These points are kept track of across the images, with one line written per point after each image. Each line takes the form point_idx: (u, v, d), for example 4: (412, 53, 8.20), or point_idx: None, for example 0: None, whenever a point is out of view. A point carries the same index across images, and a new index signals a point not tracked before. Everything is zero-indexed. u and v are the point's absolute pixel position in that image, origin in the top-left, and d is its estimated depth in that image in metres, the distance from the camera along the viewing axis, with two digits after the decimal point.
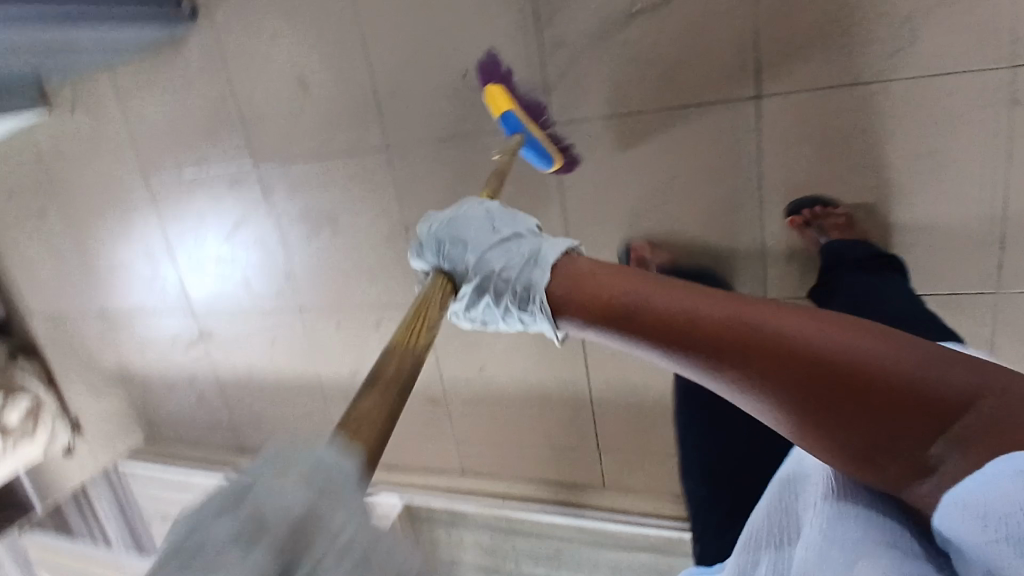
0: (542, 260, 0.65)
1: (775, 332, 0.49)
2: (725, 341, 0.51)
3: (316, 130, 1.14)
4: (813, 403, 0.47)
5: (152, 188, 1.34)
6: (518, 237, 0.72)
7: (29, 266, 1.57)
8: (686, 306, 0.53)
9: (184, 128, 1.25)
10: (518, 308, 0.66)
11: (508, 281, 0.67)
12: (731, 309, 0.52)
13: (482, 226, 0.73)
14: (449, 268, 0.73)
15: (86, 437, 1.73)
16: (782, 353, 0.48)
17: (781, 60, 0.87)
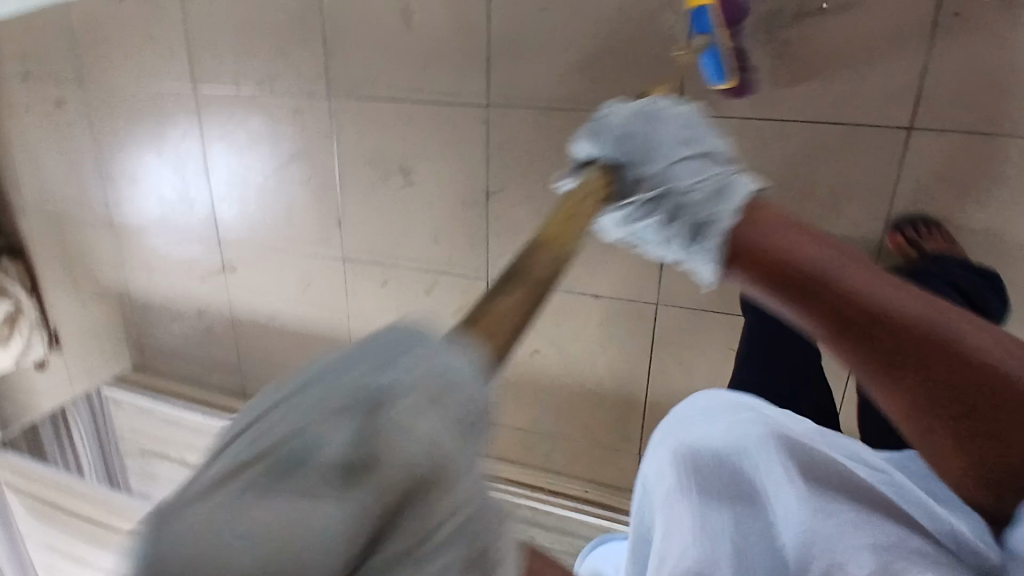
0: (737, 191, 0.58)
1: (923, 329, 0.47)
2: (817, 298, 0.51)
3: (409, 70, 1.04)
4: (931, 393, 0.47)
5: (200, 99, 1.21)
6: (708, 156, 0.62)
7: (34, 159, 1.42)
8: (774, 249, 0.54)
9: (253, 40, 1.12)
10: (689, 240, 0.60)
11: (689, 203, 0.60)
12: (823, 264, 0.51)
13: (671, 127, 0.63)
14: (623, 164, 0.63)
15: (64, 352, 1.59)
16: (898, 335, 0.48)
17: (946, 94, 0.82)
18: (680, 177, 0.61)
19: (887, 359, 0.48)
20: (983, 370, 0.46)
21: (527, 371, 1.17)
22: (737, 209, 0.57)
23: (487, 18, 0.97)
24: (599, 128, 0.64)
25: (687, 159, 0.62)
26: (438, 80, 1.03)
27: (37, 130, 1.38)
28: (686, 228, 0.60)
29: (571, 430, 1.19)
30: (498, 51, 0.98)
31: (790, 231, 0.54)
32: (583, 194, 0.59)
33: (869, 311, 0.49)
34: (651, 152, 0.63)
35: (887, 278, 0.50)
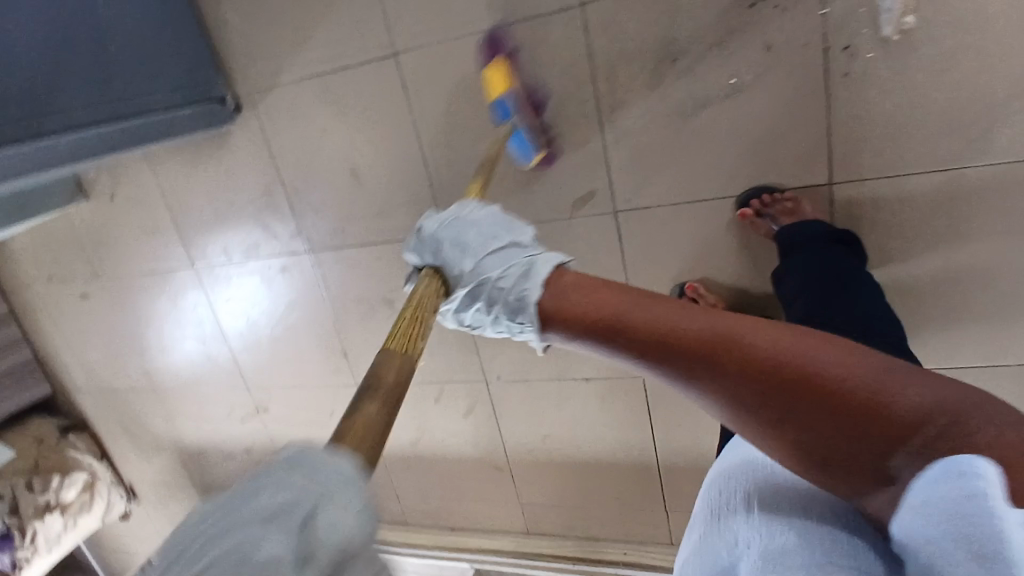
0: (535, 274, 0.66)
1: (752, 352, 0.48)
2: (670, 344, 0.52)
3: (369, 216, 1.13)
4: (775, 402, 0.47)
5: (199, 272, 1.33)
6: (514, 245, 0.74)
7: (76, 345, 1.57)
8: (623, 303, 0.56)
9: (230, 216, 1.23)
10: (507, 317, 0.68)
11: (502, 291, 0.69)
12: (648, 310, 0.55)
13: (479, 232, 0.76)
14: (439, 264, 0.77)
15: (142, 502, 1.75)
16: (712, 342, 0.50)
17: (855, 148, 0.86)
18: (490, 271, 0.71)
19: (711, 373, 0.50)
20: (799, 363, 0.46)
21: (544, 454, 1.23)
22: (539, 285, 0.65)
23: (424, 160, 1.05)
24: (420, 241, 0.79)
25: (499, 253, 0.73)
26: (396, 220, 1.12)
27: (73, 321, 1.54)
28: (503, 306, 0.68)
29: (598, 498, 1.24)
30: (442, 187, 1.06)
31: (626, 291, 0.58)
32: (421, 297, 0.73)
33: (702, 347, 0.50)
34: (460, 253, 0.75)
35: (702, 313, 0.53)
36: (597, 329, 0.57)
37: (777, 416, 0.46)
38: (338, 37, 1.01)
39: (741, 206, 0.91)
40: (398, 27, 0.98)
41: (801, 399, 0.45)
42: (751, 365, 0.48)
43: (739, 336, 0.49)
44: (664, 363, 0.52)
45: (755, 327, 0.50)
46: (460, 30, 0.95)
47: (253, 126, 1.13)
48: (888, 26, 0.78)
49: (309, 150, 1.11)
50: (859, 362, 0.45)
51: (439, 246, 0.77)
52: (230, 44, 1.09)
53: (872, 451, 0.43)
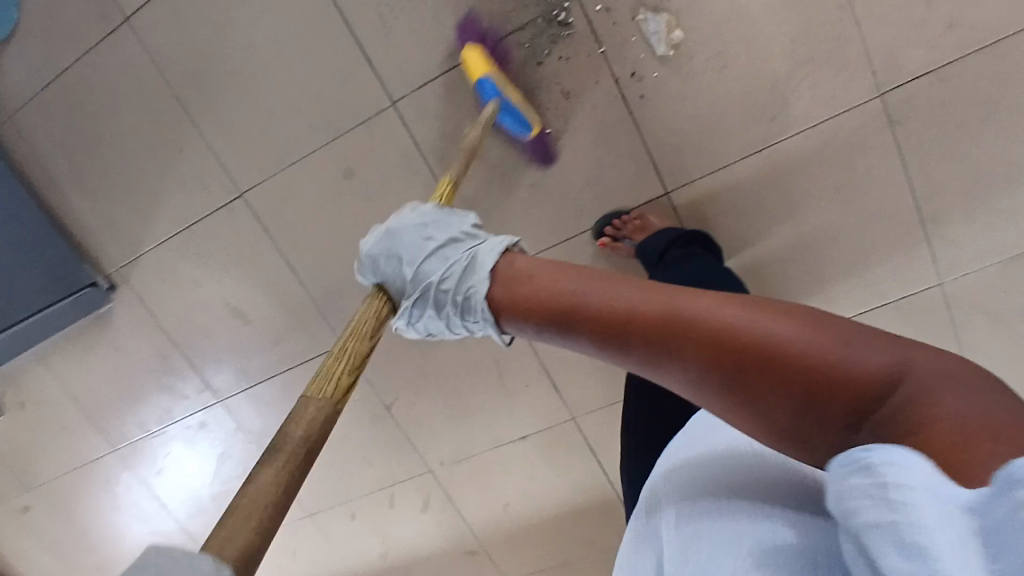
0: (480, 265, 0.58)
1: (718, 326, 0.44)
2: (636, 327, 0.47)
3: (268, 348, 1.14)
4: (745, 380, 0.44)
5: (123, 453, 1.30)
6: (456, 241, 0.66)
7: (27, 564, 1.51)
8: (579, 292, 0.50)
9: (137, 390, 1.22)
10: (460, 317, 0.60)
11: (448, 292, 0.61)
12: (610, 291, 0.49)
13: (413, 235, 0.68)
14: (381, 280, 0.69)
15: None
16: (670, 325, 0.46)
17: (677, 155, 0.91)
18: (430, 272, 0.64)
19: (682, 356, 0.46)
20: (769, 336, 0.43)
21: (511, 522, 1.22)
22: (484, 279, 0.57)
23: (301, 282, 1.07)
24: (363, 263, 0.70)
25: (439, 249, 0.64)
26: (293, 345, 1.12)
27: (13, 541, 1.48)
28: (451, 308, 0.61)
29: (577, 549, 1.23)
30: (324, 301, 1.08)
31: (581, 274, 0.52)
32: (359, 330, 0.65)
33: (668, 326, 0.46)
34: (399, 263, 0.67)
35: (646, 287, 0.49)
36: (562, 321, 0.50)
37: (748, 395, 0.44)
38: (183, 194, 1.04)
39: (598, 236, 0.95)
40: (235, 169, 1.01)
41: (757, 374, 0.43)
42: (716, 346, 0.44)
43: (705, 311, 0.45)
44: (629, 350, 0.48)
45: (709, 301, 0.46)
46: (290, 157, 0.99)
47: (132, 299, 1.13)
48: (660, 46, 0.86)
49: (191, 304, 1.12)
50: (816, 329, 0.42)
51: (377, 265, 0.68)
52: (83, 230, 1.10)
53: (833, 420, 0.42)
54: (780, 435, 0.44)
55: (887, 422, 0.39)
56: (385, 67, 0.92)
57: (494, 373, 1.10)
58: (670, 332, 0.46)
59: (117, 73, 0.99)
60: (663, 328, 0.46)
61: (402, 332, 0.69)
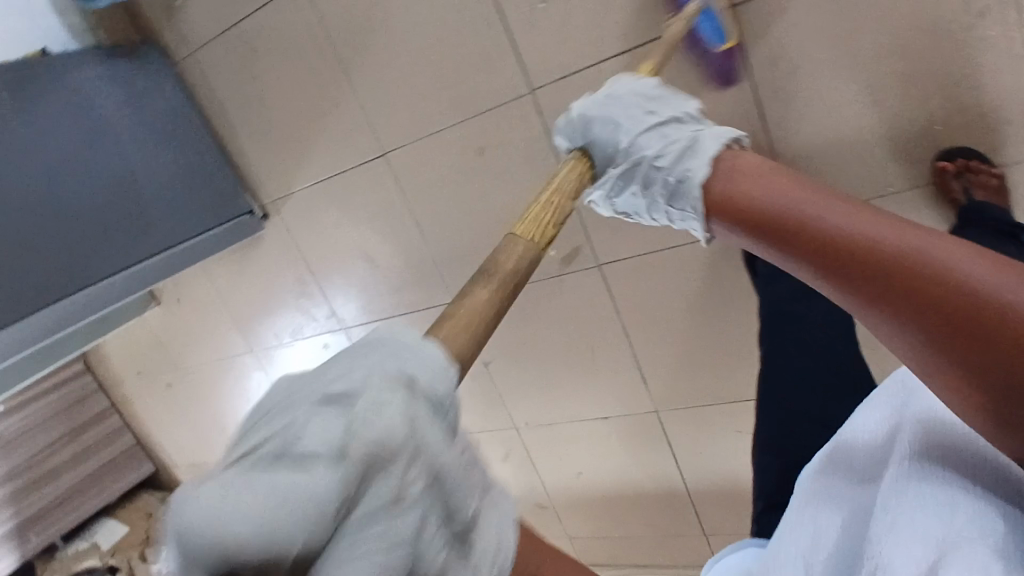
0: (702, 150, 0.62)
1: (887, 254, 0.47)
2: (810, 242, 0.51)
3: (388, 291, 1.26)
4: (897, 301, 0.46)
5: (257, 356, 1.50)
6: (676, 121, 0.67)
7: (168, 428, 1.79)
8: (750, 191, 0.57)
9: (276, 305, 1.40)
10: (667, 203, 0.65)
11: (660, 172, 0.65)
12: (805, 199, 0.53)
13: (632, 106, 0.68)
14: (586, 145, 0.70)
15: None
16: (830, 240, 0.50)
17: (804, 182, 0.90)
18: (648, 147, 0.65)
19: (847, 271, 0.49)
20: (946, 274, 0.45)
21: (580, 489, 1.30)
22: (704, 163, 0.61)
23: (423, 241, 1.17)
24: (568, 123, 0.71)
25: (658, 129, 0.66)
26: (410, 294, 1.23)
27: (160, 407, 1.75)
28: (661, 191, 0.65)
29: (638, 527, 1.29)
30: (442, 260, 1.17)
31: (751, 167, 0.59)
32: (566, 182, 0.67)
33: (798, 223, 0.52)
34: (614, 130, 0.68)
35: (838, 202, 0.52)
36: (727, 212, 0.58)
37: (891, 312, 0.47)
38: (334, 145, 1.15)
39: (943, 158, 0.82)
40: (381, 130, 1.10)
41: (894, 294, 0.46)
42: (878, 264, 0.47)
43: (879, 236, 0.48)
44: (803, 262, 0.52)
45: (889, 226, 0.48)
46: (432, 126, 1.06)
47: (280, 228, 1.28)
48: None
49: (329, 241, 1.25)
50: (909, 237, 0.47)
51: (586, 125, 0.69)
52: (246, 164, 1.25)
53: (976, 372, 0.44)
54: (921, 353, 0.46)
55: None
56: (529, 55, 0.95)
57: (588, 356, 1.15)
58: (831, 245, 0.50)
59: (288, 28, 1.09)
60: (815, 242, 0.51)
61: (592, 203, 0.74)
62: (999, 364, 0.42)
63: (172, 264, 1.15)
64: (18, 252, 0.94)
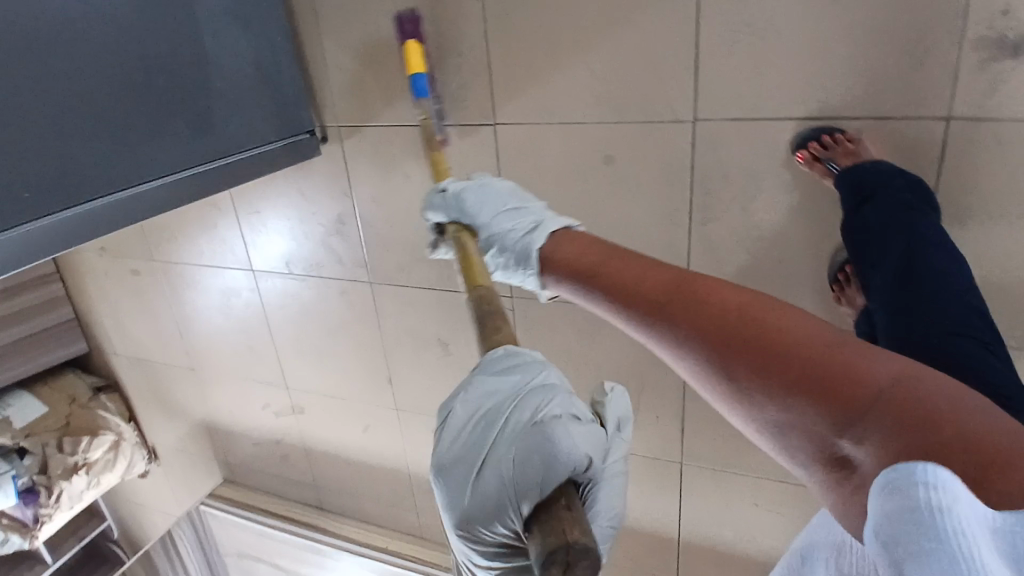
0: (545, 228, 0.74)
1: (759, 332, 0.51)
2: (711, 328, 0.53)
3: (438, 264, 1.14)
4: (765, 374, 0.49)
5: (256, 277, 1.35)
6: (525, 208, 0.80)
7: (117, 315, 1.60)
8: (644, 276, 0.61)
9: (299, 233, 1.25)
10: (518, 266, 0.75)
11: (513, 245, 0.75)
12: (683, 285, 0.58)
13: (484, 195, 0.81)
14: (462, 220, 0.81)
15: (162, 464, 1.82)
16: (708, 315, 0.54)
17: None
18: (501, 224, 0.77)
19: (737, 359, 0.51)
20: (831, 358, 0.47)
21: None
22: (546, 239, 0.74)
23: None
24: (441, 198, 0.82)
25: (510, 210, 0.79)
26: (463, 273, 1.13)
27: (115, 292, 1.56)
28: (512, 258, 0.75)
29: (614, 554, 1.29)
30: None
31: (639, 260, 0.64)
32: (461, 244, 0.77)
33: (684, 304, 0.56)
34: (477, 208, 0.80)
35: (708, 285, 0.57)
36: (620, 291, 0.61)
37: (773, 394, 0.48)
38: (440, 95, 1.01)
39: None
40: (502, 99, 0.98)
41: (752, 367, 0.50)
42: (751, 338, 0.51)
43: (757, 313, 0.52)
44: (677, 335, 0.55)
45: (770, 308, 0.52)
46: (563, 116, 0.95)
47: (337, 159, 1.13)
48: None
49: (390, 191, 1.12)
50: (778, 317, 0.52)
51: (460, 202, 0.81)
52: (321, 77, 1.08)
53: (846, 442, 0.45)
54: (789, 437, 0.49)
55: (889, 441, 0.42)
56: (706, 83, 0.86)
57: (633, 392, 1.11)
58: (710, 320, 0.54)
59: None
60: (692, 315, 0.55)
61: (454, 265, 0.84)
62: (860, 430, 0.44)
63: (231, 177, 0.97)
64: (60, 140, 0.75)
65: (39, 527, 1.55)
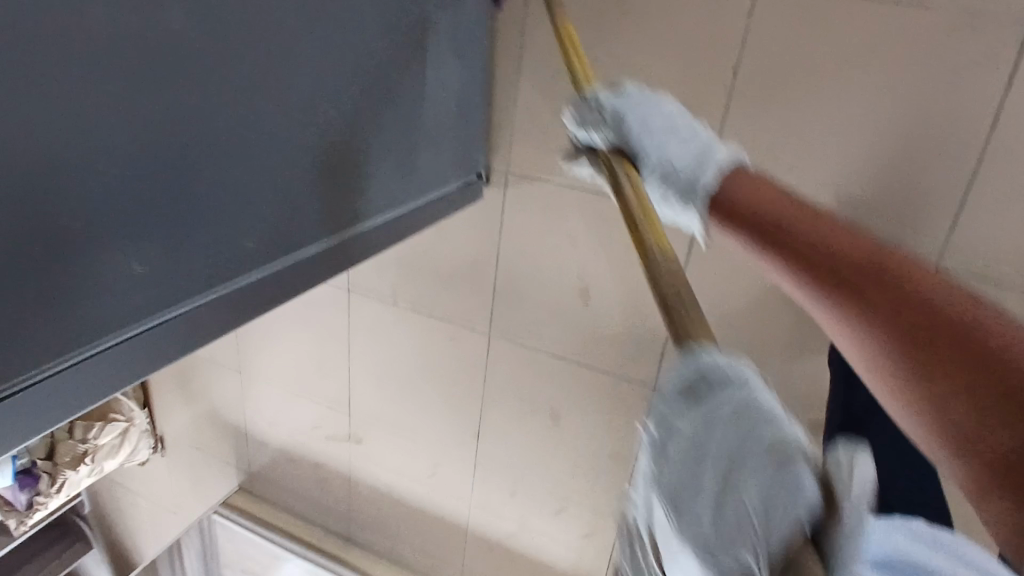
0: (712, 163, 0.68)
1: (928, 311, 0.51)
2: (869, 284, 0.55)
3: (580, 338, 1.05)
4: (916, 340, 0.50)
5: (350, 300, 1.22)
6: (698, 136, 0.70)
7: None
8: (811, 224, 0.62)
9: (418, 268, 1.13)
10: (678, 201, 0.69)
11: (682, 175, 0.68)
12: (857, 241, 0.59)
13: (666, 119, 0.70)
14: (619, 141, 0.69)
15: (166, 455, 1.66)
16: (870, 270, 0.56)
17: None
18: (672, 150, 0.68)
19: (897, 326, 0.52)
20: (982, 343, 0.48)
21: None
22: (718, 175, 0.68)
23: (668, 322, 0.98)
24: (587, 105, 0.70)
25: (682, 132, 0.70)
26: (606, 353, 1.04)
27: None
28: (675, 191, 0.69)
29: None
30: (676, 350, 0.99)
31: (806, 208, 0.64)
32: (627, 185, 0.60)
33: (850, 255, 0.58)
34: (645, 131, 0.68)
35: (878, 246, 0.58)
36: (775, 228, 0.63)
37: (920, 371, 0.49)
38: None
39: None
40: None
41: (912, 335, 0.51)
42: (925, 321, 0.51)
43: (930, 289, 0.52)
44: (835, 284, 0.57)
45: (945, 290, 0.52)
46: None
47: (495, 205, 1.02)
48: None
49: (547, 252, 1.01)
50: (948, 296, 0.52)
51: (623, 127, 0.68)
52: (504, 117, 0.97)
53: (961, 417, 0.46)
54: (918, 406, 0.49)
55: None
56: None
57: None
58: (871, 275, 0.55)
59: None
60: (858, 263, 0.57)
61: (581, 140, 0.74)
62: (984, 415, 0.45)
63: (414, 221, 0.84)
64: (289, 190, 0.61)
65: (31, 514, 1.39)
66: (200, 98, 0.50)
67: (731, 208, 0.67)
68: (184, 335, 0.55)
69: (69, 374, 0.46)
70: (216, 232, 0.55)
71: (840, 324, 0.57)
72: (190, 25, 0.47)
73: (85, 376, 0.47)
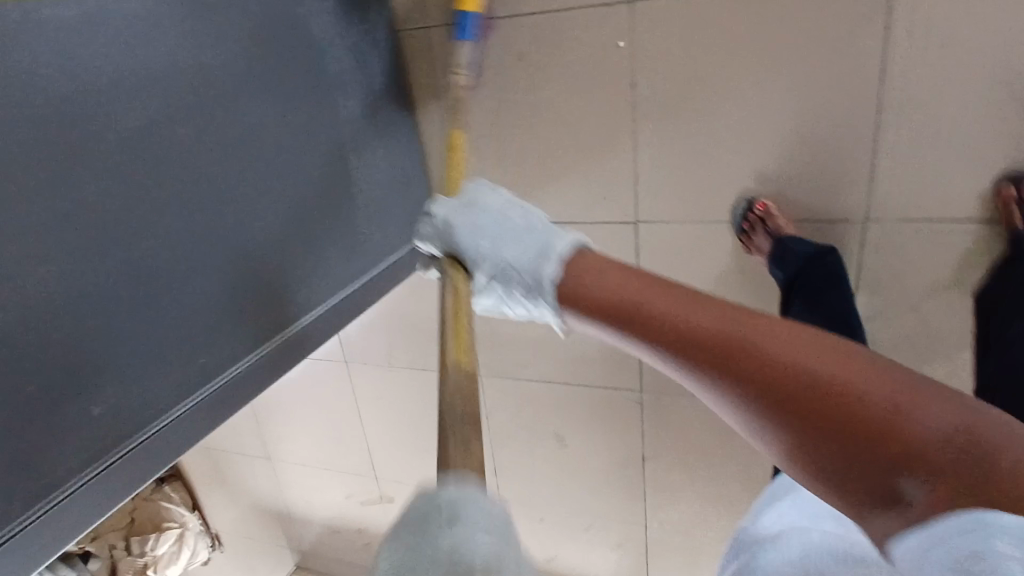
0: (553, 249, 0.64)
1: (787, 373, 0.44)
2: (728, 363, 0.46)
3: (564, 360, 1.09)
4: (800, 425, 0.42)
5: (350, 371, 1.28)
6: (530, 224, 0.68)
7: None
8: (638, 296, 0.54)
9: (402, 328, 1.18)
10: (526, 298, 0.65)
11: (519, 272, 0.65)
12: (689, 308, 0.51)
13: (493, 219, 0.69)
14: (459, 252, 0.70)
15: (224, 551, 1.73)
16: (715, 342, 0.48)
17: None
18: (507, 252, 0.67)
19: (775, 412, 0.44)
20: (863, 402, 0.40)
21: None
22: (557, 265, 0.63)
23: None
24: (433, 227, 0.72)
25: (515, 234, 0.68)
26: (590, 368, 1.08)
27: None
28: (520, 288, 0.66)
29: None
30: None
31: (631, 274, 0.56)
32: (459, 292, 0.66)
33: (690, 336, 0.49)
34: (477, 236, 0.69)
35: (704, 303, 0.51)
36: (620, 318, 0.54)
37: (819, 453, 0.42)
38: (574, 192, 0.98)
39: None
40: (649, 199, 0.93)
41: (794, 415, 0.43)
42: (785, 390, 0.43)
43: (774, 343, 0.45)
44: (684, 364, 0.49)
45: (788, 338, 0.45)
46: (718, 216, 0.91)
47: None
48: None
49: None
50: (815, 351, 0.44)
51: (449, 232, 0.71)
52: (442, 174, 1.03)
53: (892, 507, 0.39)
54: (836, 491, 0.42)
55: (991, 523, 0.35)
56: (882, 187, 0.82)
57: None
58: (715, 350, 0.48)
59: (583, 51, 0.89)
60: (699, 343, 0.48)
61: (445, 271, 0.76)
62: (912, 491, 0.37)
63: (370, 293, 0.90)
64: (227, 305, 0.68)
65: None
66: (118, 253, 0.56)
67: (575, 295, 0.60)
68: (157, 452, 0.62)
69: (38, 526, 0.52)
70: (163, 362, 0.61)
71: (721, 403, 0.48)
72: (104, 193, 0.55)
73: (53, 525, 0.53)
